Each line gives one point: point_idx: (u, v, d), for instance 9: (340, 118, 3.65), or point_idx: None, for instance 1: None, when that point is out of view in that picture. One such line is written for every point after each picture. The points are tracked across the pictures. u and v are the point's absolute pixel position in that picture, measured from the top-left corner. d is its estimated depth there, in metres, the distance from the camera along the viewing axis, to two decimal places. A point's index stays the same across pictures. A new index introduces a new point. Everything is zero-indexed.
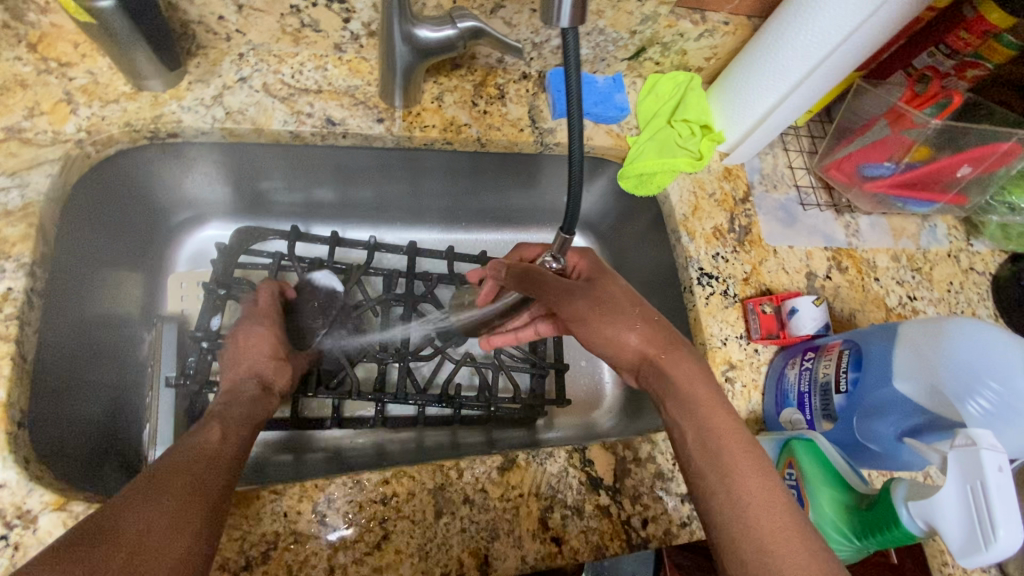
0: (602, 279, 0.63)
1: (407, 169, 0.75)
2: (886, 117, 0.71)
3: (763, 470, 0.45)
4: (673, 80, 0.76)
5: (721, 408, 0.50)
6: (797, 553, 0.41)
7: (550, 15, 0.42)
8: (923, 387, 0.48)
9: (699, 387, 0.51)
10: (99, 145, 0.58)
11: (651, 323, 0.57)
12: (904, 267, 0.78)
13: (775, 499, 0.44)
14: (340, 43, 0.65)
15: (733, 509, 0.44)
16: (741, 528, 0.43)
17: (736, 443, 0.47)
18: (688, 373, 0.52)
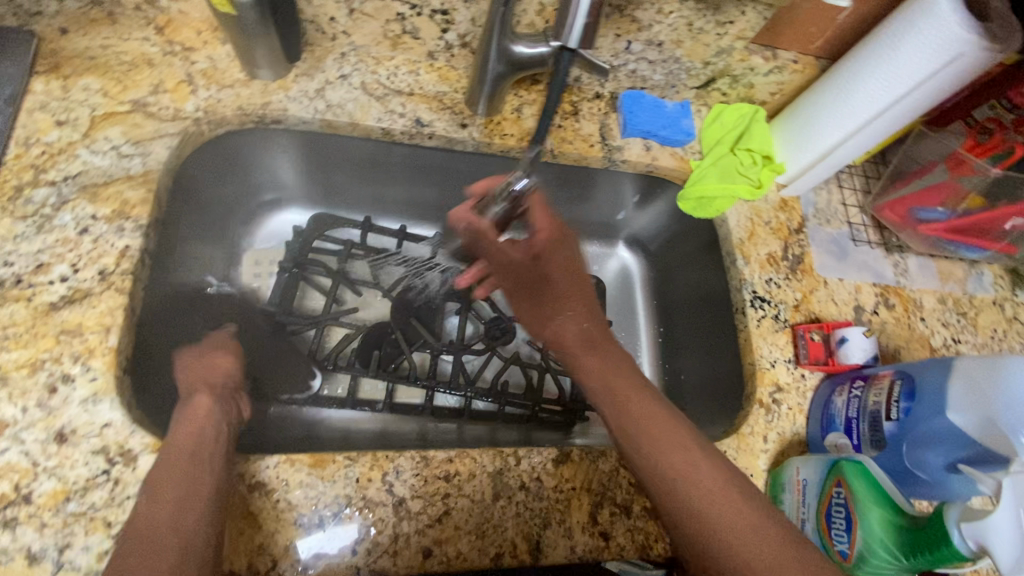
0: (556, 250, 0.67)
1: (473, 174, 0.78)
2: (945, 163, 0.75)
3: (683, 443, 0.50)
4: (738, 111, 0.79)
5: (637, 387, 0.55)
6: (737, 522, 0.45)
7: (564, 33, 0.58)
8: (976, 420, 0.50)
9: (619, 373, 0.57)
10: (212, 125, 0.63)
11: (585, 308, 0.63)
12: (950, 310, 0.80)
13: (704, 467, 0.48)
14: (433, 52, 0.70)
15: (668, 493, 0.48)
16: (687, 516, 0.47)
17: (652, 421, 0.52)
18: (601, 362, 0.58)
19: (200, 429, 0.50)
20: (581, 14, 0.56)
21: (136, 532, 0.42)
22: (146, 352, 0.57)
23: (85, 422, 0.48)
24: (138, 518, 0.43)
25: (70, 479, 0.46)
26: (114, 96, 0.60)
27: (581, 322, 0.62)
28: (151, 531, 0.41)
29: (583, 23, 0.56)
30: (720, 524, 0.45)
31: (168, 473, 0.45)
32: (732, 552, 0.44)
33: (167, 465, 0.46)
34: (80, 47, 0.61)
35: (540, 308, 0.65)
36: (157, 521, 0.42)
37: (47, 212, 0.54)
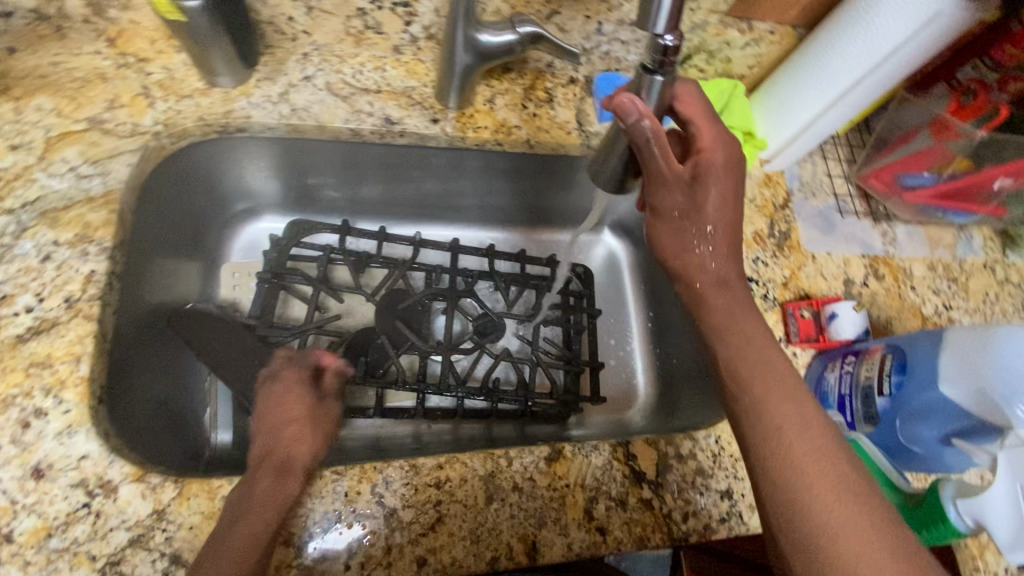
0: (720, 178, 0.52)
1: (451, 167, 0.77)
2: (929, 128, 0.72)
3: (796, 396, 0.48)
4: (716, 87, 0.76)
5: (761, 334, 0.53)
6: (824, 472, 0.44)
7: (648, 19, 0.42)
8: (968, 392, 0.49)
9: (745, 320, 0.53)
10: (173, 138, 0.60)
11: (725, 243, 0.54)
12: (940, 276, 0.79)
13: (806, 422, 0.47)
14: (399, 45, 0.68)
15: (764, 434, 0.47)
16: (772, 452, 0.46)
17: (766, 369, 0.50)
18: (727, 300, 0.54)
19: (284, 477, 0.48)
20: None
21: (214, 541, 0.44)
22: (119, 377, 0.55)
23: (62, 455, 0.47)
24: (224, 525, 0.45)
25: (51, 515, 0.46)
26: (68, 114, 0.58)
27: (716, 260, 0.54)
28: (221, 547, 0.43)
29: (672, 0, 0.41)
30: (810, 491, 0.43)
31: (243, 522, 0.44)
32: (805, 493, 0.43)
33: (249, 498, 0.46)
34: (30, 66, 0.58)
35: (679, 234, 0.54)
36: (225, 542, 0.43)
37: (7, 240, 0.52)
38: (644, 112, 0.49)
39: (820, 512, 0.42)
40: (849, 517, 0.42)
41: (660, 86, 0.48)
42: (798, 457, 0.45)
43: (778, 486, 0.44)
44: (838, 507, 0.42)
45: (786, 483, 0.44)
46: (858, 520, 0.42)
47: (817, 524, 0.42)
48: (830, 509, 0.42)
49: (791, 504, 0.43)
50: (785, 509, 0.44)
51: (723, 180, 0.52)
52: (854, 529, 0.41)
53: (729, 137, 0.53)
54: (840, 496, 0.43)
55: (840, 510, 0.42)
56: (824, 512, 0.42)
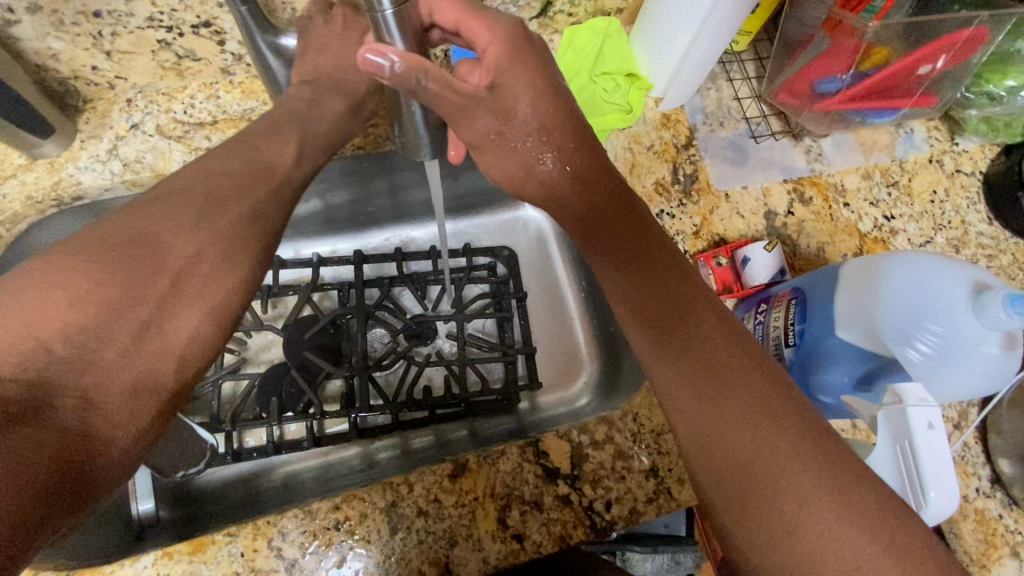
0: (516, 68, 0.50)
1: (348, 175, 0.77)
2: (823, 27, 0.63)
3: (713, 321, 0.45)
4: (590, 28, 0.69)
5: (668, 260, 0.49)
6: (747, 404, 0.41)
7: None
8: (864, 333, 0.44)
9: (640, 248, 0.50)
10: (7, 224, 0.58)
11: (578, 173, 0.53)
12: (878, 184, 0.72)
13: (727, 348, 0.43)
14: (225, 67, 0.62)
15: (683, 376, 0.43)
16: (693, 399, 0.42)
17: (679, 297, 0.46)
18: (623, 229, 0.51)
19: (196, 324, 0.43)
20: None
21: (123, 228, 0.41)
22: None
23: None
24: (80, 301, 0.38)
25: None
26: None
27: (565, 164, 0.53)
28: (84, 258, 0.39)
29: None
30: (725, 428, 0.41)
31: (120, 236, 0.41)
32: (729, 431, 0.40)
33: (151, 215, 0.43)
34: None
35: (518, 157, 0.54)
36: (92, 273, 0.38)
37: None
38: (397, 53, 0.43)
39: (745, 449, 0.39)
40: (773, 449, 0.39)
41: (396, 18, 0.41)
42: (719, 389, 0.42)
43: (699, 428, 0.42)
44: (764, 440, 0.39)
45: (709, 425, 0.41)
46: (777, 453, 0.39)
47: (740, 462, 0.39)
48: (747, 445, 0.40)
49: (714, 446, 0.41)
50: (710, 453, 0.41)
51: (521, 77, 0.50)
52: (783, 464, 0.38)
53: (506, 19, 0.50)
54: (763, 428, 0.40)
55: (756, 445, 0.39)
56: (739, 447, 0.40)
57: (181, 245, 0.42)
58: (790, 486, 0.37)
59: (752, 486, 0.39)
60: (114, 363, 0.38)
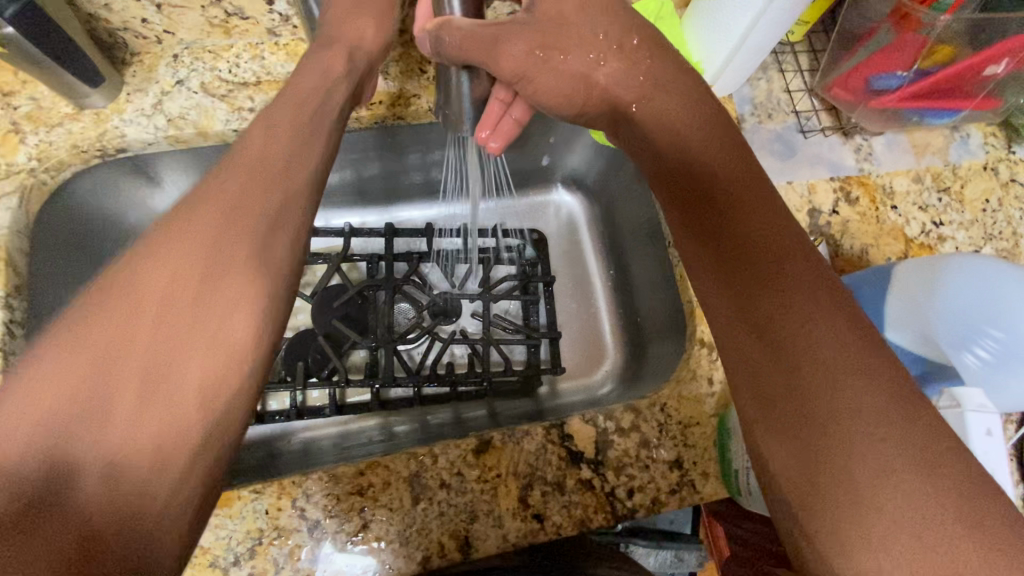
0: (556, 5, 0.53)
1: (377, 147, 0.75)
2: (890, 19, 0.60)
3: (802, 261, 0.39)
4: (644, 9, 0.66)
5: (754, 194, 0.43)
6: (831, 353, 0.35)
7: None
8: (914, 335, 0.43)
9: (722, 173, 0.45)
10: (53, 171, 0.58)
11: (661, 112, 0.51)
12: (928, 189, 0.69)
13: (815, 292, 0.37)
14: (273, 28, 0.62)
15: (755, 314, 0.38)
16: (764, 341, 0.37)
17: (764, 231, 0.40)
18: (708, 159, 0.46)
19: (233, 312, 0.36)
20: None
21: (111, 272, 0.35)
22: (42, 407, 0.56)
23: None
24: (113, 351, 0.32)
25: None
26: None
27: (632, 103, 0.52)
28: (163, 254, 0.35)
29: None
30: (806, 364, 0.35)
31: (190, 231, 0.36)
32: (802, 378, 0.35)
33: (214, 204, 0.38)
34: None
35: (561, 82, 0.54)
36: (171, 280, 0.35)
37: None
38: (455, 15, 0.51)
39: (819, 401, 0.34)
40: (854, 406, 0.33)
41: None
42: (795, 327, 0.36)
43: (765, 371, 0.37)
44: (843, 394, 0.34)
45: (778, 370, 0.36)
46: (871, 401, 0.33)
47: (818, 401, 0.34)
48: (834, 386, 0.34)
49: (781, 393, 0.36)
50: (775, 400, 0.36)
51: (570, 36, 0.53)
52: (860, 423, 0.33)
53: None
54: (847, 381, 0.34)
55: (844, 388, 0.34)
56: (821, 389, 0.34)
57: (236, 252, 0.37)
58: (864, 449, 0.32)
59: (820, 442, 0.34)
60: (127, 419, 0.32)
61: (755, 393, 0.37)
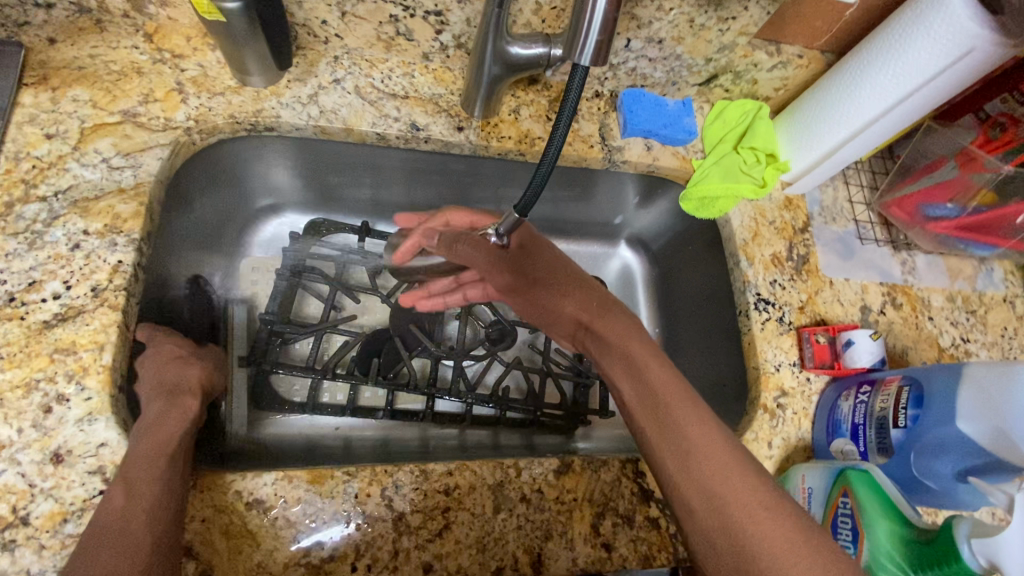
0: (541, 249, 0.76)
1: (472, 175, 0.77)
2: (955, 160, 0.72)
3: (702, 419, 0.52)
4: (741, 107, 0.77)
5: (657, 367, 0.59)
6: (738, 485, 0.46)
7: (573, 47, 0.41)
8: (985, 428, 0.48)
9: (639, 357, 0.61)
10: (204, 134, 0.62)
11: (582, 292, 0.73)
12: (959, 308, 0.77)
13: (718, 453, 0.49)
14: (428, 53, 0.68)
15: (676, 454, 0.50)
16: (686, 471, 0.49)
17: (674, 399, 0.55)
18: (617, 330, 0.67)
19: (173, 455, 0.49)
20: (598, 21, 0.40)
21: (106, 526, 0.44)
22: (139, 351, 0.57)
23: (81, 442, 0.48)
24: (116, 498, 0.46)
25: (68, 500, 0.46)
26: (104, 106, 0.59)
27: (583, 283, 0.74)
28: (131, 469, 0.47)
29: (598, 41, 0.41)
30: (735, 500, 0.45)
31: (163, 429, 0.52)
32: (723, 504, 0.46)
33: (146, 438, 0.49)
34: (69, 57, 0.59)
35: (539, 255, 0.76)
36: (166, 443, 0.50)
37: (37, 228, 0.53)
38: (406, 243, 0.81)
39: (733, 518, 0.45)
40: (767, 534, 0.43)
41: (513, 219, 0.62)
42: (713, 478, 0.47)
43: (695, 505, 0.47)
44: (762, 522, 0.43)
45: (708, 511, 0.46)
46: (778, 534, 0.43)
47: (748, 537, 0.43)
48: (755, 521, 0.44)
49: (710, 517, 0.46)
50: (708, 528, 0.46)
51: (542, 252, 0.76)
52: (772, 535, 0.43)
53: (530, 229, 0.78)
54: (755, 510, 0.44)
55: (764, 520, 0.43)
56: (748, 521, 0.44)
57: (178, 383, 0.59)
58: (781, 559, 0.41)
59: (742, 544, 0.43)
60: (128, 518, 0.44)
61: (705, 529, 0.46)
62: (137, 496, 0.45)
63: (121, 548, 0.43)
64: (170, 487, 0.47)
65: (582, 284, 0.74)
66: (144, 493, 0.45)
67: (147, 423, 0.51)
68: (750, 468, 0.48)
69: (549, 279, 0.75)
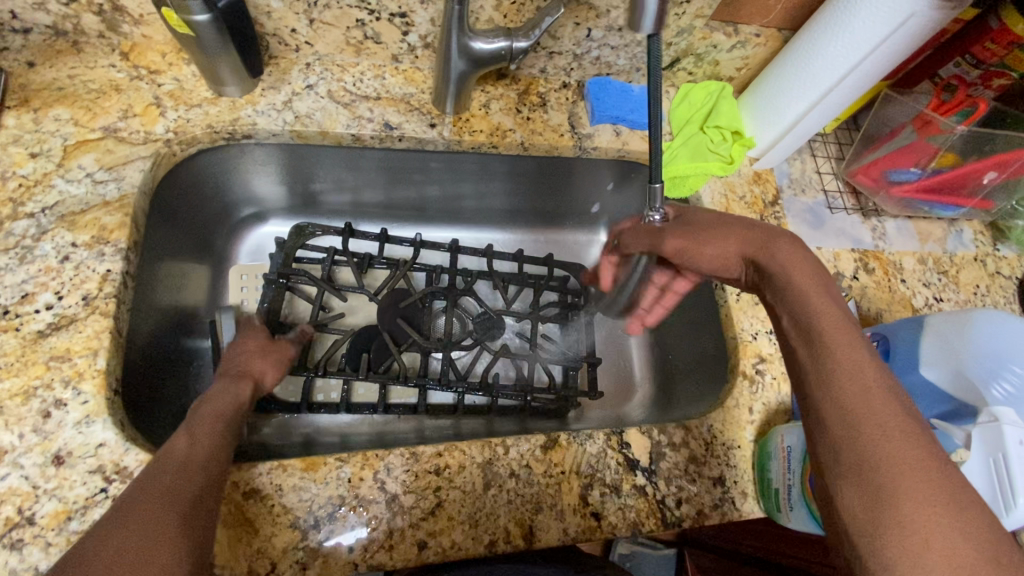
0: (697, 215, 0.60)
1: (449, 171, 0.79)
2: (912, 124, 0.74)
3: (857, 344, 0.44)
4: (705, 89, 0.80)
5: (827, 300, 0.48)
6: (882, 415, 0.39)
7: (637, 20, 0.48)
8: (946, 373, 0.50)
9: (804, 285, 0.50)
10: (183, 145, 0.64)
11: (745, 231, 0.56)
12: (931, 270, 0.79)
13: (865, 379, 0.41)
14: (397, 54, 0.70)
15: (816, 374, 0.44)
16: (828, 397, 0.42)
17: (830, 321, 0.46)
18: (790, 262, 0.52)
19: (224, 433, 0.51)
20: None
21: (164, 467, 0.44)
22: (132, 358, 0.59)
23: (80, 443, 0.49)
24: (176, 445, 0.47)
25: (71, 499, 0.48)
26: (85, 124, 0.61)
27: (765, 231, 0.56)
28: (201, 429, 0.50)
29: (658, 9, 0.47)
30: (875, 428, 0.38)
31: (212, 408, 0.54)
32: (862, 433, 0.39)
33: (205, 419, 0.52)
34: (49, 79, 0.62)
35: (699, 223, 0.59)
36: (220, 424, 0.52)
37: (27, 242, 0.55)
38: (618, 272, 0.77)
39: (872, 453, 0.37)
40: (911, 467, 0.36)
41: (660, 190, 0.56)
42: (856, 405, 0.40)
43: (829, 423, 0.41)
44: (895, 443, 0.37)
45: (842, 431, 0.40)
46: (924, 473, 0.36)
47: (885, 470, 0.36)
48: (891, 448, 0.37)
49: (847, 448, 0.39)
50: (840, 453, 0.39)
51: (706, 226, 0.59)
52: (908, 465, 0.36)
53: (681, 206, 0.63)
54: (899, 441, 0.37)
55: (910, 455, 0.36)
56: (890, 456, 0.37)
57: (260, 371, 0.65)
58: (912, 493, 0.35)
59: (871, 473, 0.37)
60: (198, 459, 0.46)
61: (826, 447, 0.40)
62: (197, 443, 0.47)
63: (196, 496, 0.42)
64: (222, 451, 0.48)
65: (760, 226, 0.56)
66: (202, 444, 0.47)
67: (223, 414, 0.54)
68: (908, 404, 0.41)
69: (708, 233, 0.58)
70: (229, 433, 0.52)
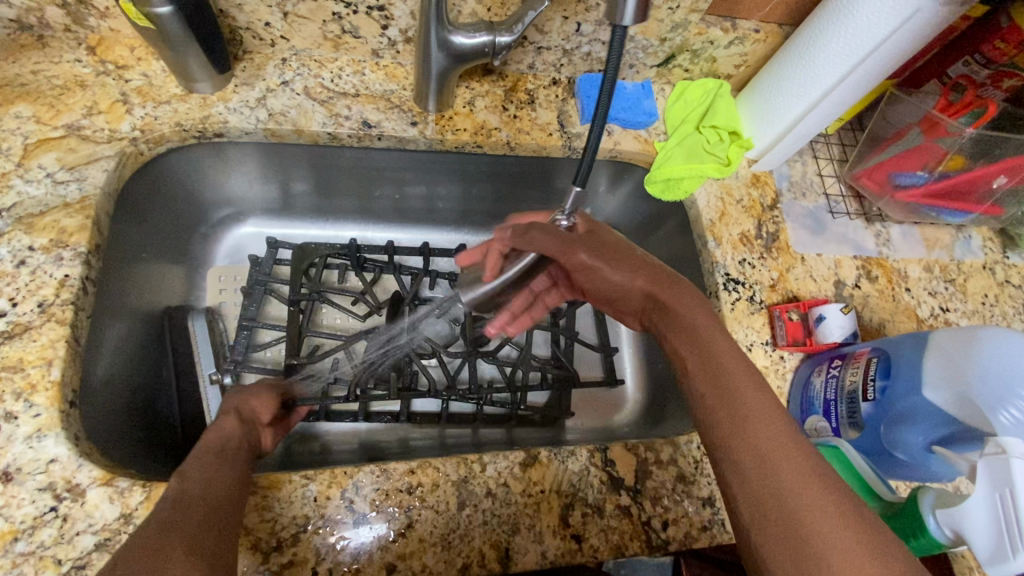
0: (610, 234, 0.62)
1: (459, 172, 0.77)
2: (920, 125, 0.69)
3: (759, 385, 0.45)
4: (703, 86, 0.76)
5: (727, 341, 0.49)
6: (797, 473, 0.40)
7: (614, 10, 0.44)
8: (952, 395, 0.47)
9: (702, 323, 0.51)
10: (151, 143, 0.61)
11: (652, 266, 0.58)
12: (937, 278, 0.76)
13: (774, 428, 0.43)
14: (377, 49, 0.67)
15: (729, 417, 0.44)
16: (741, 444, 0.42)
17: (735, 364, 0.47)
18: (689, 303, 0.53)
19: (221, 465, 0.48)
20: None
21: (164, 508, 0.40)
22: (93, 367, 0.56)
23: (29, 459, 0.47)
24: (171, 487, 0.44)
25: (18, 518, 0.45)
26: (47, 121, 0.58)
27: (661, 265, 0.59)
28: (190, 467, 0.46)
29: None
30: (796, 486, 0.39)
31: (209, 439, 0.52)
32: (782, 489, 0.39)
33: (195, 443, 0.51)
34: (11, 74, 0.59)
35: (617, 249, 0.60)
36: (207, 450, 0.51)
37: None
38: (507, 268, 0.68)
39: (800, 515, 0.38)
40: (838, 536, 0.37)
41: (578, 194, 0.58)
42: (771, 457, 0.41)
43: (744, 469, 0.41)
44: (811, 489, 0.39)
45: (759, 481, 0.40)
46: (846, 539, 0.37)
47: (813, 531, 0.37)
48: (814, 507, 0.38)
49: (770, 504, 0.39)
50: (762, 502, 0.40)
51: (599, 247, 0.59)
52: (824, 518, 0.38)
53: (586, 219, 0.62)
54: (822, 500, 0.38)
55: (834, 520, 0.38)
56: (814, 515, 0.38)
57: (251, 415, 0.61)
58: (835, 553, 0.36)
59: (801, 536, 0.37)
60: (196, 494, 0.43)
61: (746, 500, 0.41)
62: (190, 479, 0.44)
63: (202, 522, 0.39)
64: (219, 479, 0.45)
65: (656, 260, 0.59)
66: (194, 478, 0.44)
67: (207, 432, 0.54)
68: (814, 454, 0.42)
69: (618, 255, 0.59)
70: (222, 460, 0.49)
